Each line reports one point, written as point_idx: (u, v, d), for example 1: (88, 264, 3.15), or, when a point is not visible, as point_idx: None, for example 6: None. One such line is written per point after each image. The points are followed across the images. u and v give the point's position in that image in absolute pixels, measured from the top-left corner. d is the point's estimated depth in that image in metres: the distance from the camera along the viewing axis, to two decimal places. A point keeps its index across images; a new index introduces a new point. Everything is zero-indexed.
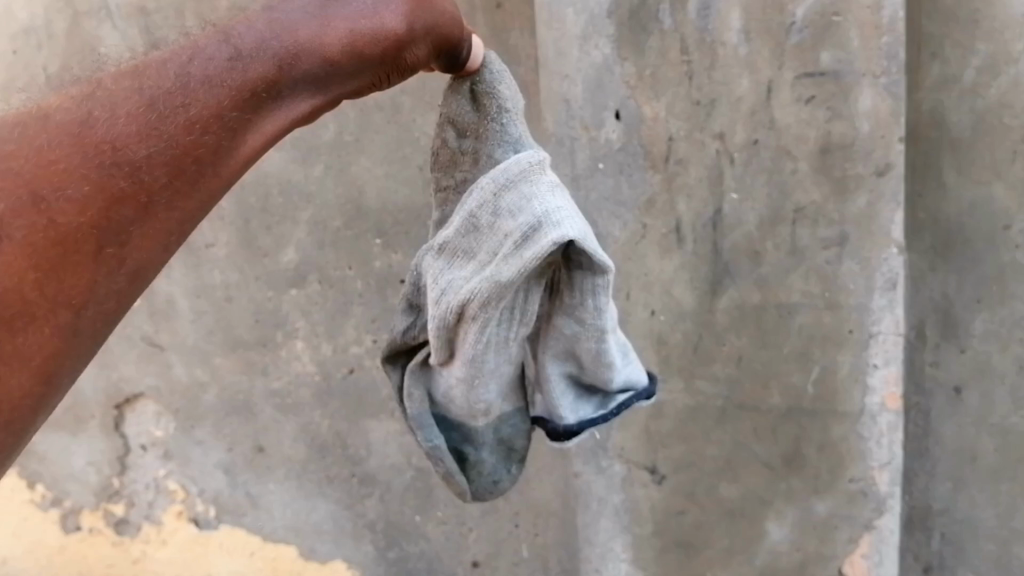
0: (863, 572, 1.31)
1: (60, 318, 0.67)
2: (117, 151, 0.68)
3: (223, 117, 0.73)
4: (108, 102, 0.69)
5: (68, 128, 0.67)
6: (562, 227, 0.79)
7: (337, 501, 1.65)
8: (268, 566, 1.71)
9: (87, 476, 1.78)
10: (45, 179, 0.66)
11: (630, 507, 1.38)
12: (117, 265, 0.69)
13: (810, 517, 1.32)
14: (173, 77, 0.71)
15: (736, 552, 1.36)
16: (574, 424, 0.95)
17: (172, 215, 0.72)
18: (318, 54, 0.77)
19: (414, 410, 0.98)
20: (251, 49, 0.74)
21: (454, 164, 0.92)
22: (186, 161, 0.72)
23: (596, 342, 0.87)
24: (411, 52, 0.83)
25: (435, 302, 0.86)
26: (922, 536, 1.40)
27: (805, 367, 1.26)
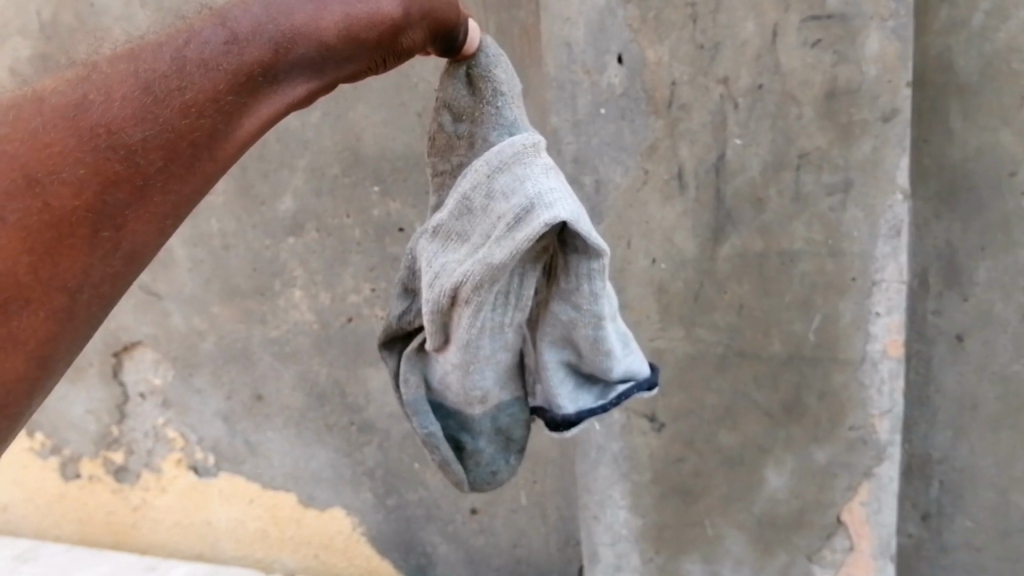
0: (861, 520, 1.33)
1: (56, 303, 0.64)
2: (113, 134, 0.65)
3: (219, 101, 0.70)
4: (103, 85, 0.67)
5: (63, 111, 0.65)
6: (555, 208, 0.77)
7: (337, 449, 1.66)
8: (266, 513, 1.74)
9: (86, 424, 1.80)
10: (39, 163, 0.63)
11: (629, 455, 1.40)
12: (111, 249, 0.67)
13: (810, 465, 1.33)
14: (167, 59, 0.69)
15: (734, 499, 1.38)
16: (574, 414, 0.95)
17: (167, 199, 0.69)
18: (315, 36, 0.74)
19: (410, 396, 0.99)
20: (247, 31, 0.71)
21: (450, 148, 0.93)
22: (181, 144, 0.69)
23: (592, 329, 0.87)
24: (408, 36, 0.81)
25: (430, 286, 0.88)
26: (920, 484, 1.42)
27: (806, 315, 1.25)
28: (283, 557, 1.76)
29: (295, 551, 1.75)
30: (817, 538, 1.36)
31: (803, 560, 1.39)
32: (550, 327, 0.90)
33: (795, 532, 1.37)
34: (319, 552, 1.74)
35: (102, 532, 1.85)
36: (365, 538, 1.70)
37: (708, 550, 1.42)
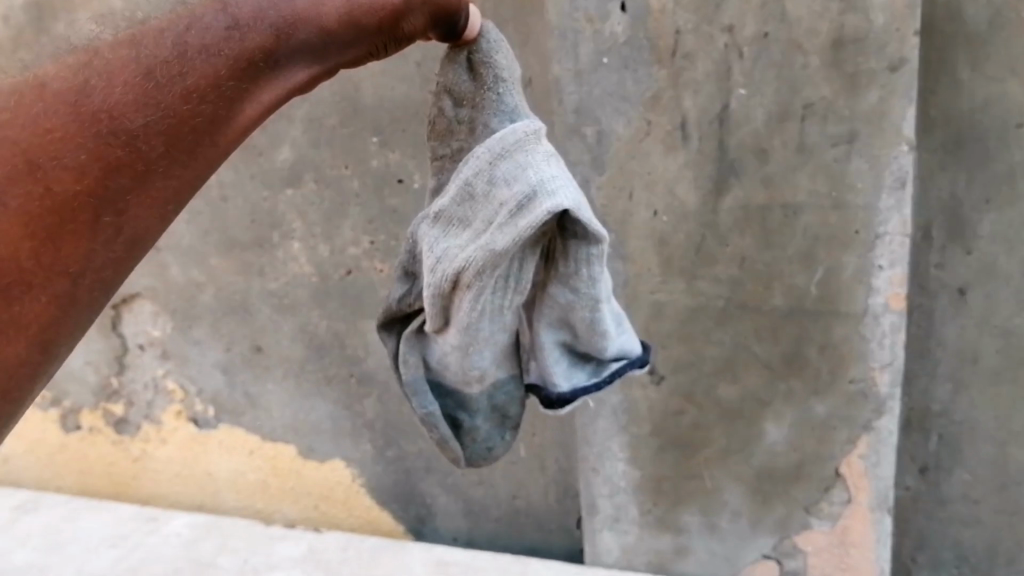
0: (860, 474, 1.35)
1: (57, 289, 0.65)
2: (114, 120, 0.66)
3: (220, 86, 0.71)
4: (105, 70, 0.67)
5: (64, 97, 0.65)
6: (557, 196, 0.81)
7: (336, 401, 1.66)
8: (266, 464, 1.75)
9: (86, 375, 1.80)
10: (41, 150, 0.64)
11: (627, 408, 1.41)
12: (113, 234, 0.68)
13: (809, 418, 1.34)
14: (169, 45, 0.69)
15: (732, 452, 1.40)
16: (567, 391, 0.94)
17: (168, 185, 0.70)
18: (315, 22, 0.75)
19: (409, 375, 0.98)
20: (248, 18, 0.71)
21: (449, 134, 0.90)
22: (182, 130, 0.69)
23: (590, 311, 0.89)
24: (410, 22, 0.80)
25: (432, 270, 0.88)
26: (919, 437, 1.42)
27: (808, 268, 1.24)
28: (283, 508, 1.77)
29: (296, 501, 1.76)
30: (816, 491, 1.38)
31: (799, 511, 1.41)
32: (548, 309, 0.91)
33: (793, 484, 1.39)
34: (318, 503, 1.75)
35: (103, 482, 1.86)
36: (365, 489, 1.71)
37: (705, 502, 1.45)
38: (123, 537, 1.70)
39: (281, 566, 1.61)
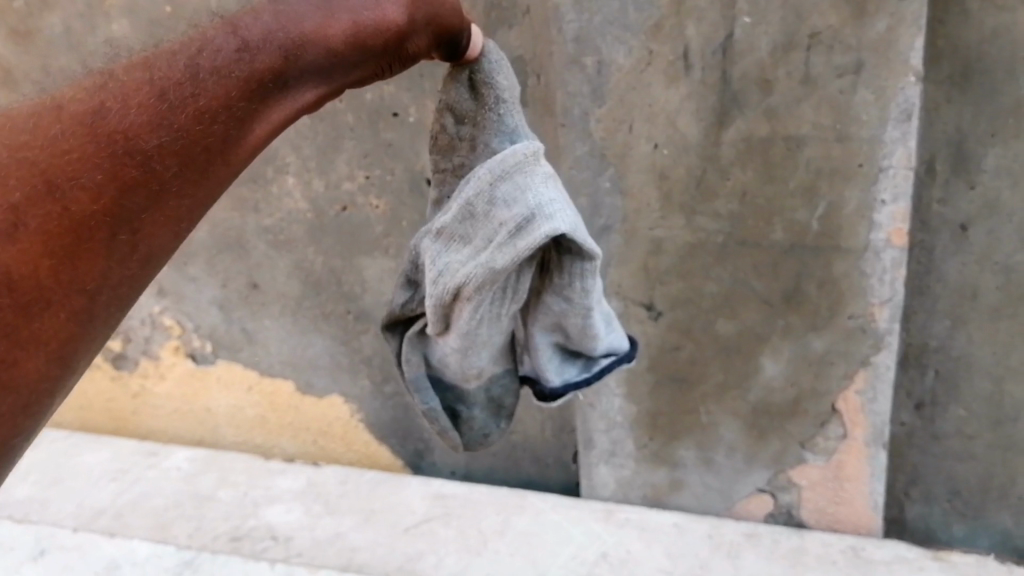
0: (856, 407, 1.36)
1: (74, 304, 0.64)
2: (131, 140, 0.65)
3: (231, 107, 0.70)
4: (121, 93, 0.66)
5: (81, 118, 0.64)
6: (555, 221, 0.82)
7: (333, 337, 1.65)
8: (265, 399, 1.76)
9: None
10: (60, 169, 0.62)
11: None
12: (129, 252, 0.66)
13: (807, 353, 1.34)
14: (181, 68, 0.68)
15: (729, 387, 1.41)
16: (560, 385, 1.01)
17: (182, 203, 0.68)
18: (323, 44, 0.73)
19: (411, 373, 1.04)
20: (258, 39, 0.70)
21: (452, 149, 0.95)
22: (196, 148, 0.68)
23: (583, 318, 0.92)
24: (413, 41, 0.81)
25: (433, 283, 0.89)
26: (916, 373, 1.43)
27: (810, 202, 1.22)
28: (282, 442, 1.79)
29: (294, 436, 1.78)
30: (811, 426, 1.41)
31: (795, 445, 1.43)
32: (541, 315, 0.95)
33: (789, 420, 1.41)
34: (317, 439, 1.76)
35: (102, 418, 1.87)
36: (364, 424, 1.72)
37: (701, 437, 1.47)
38: (123, 470, 1.72)
39: (280, 499, 1.63)
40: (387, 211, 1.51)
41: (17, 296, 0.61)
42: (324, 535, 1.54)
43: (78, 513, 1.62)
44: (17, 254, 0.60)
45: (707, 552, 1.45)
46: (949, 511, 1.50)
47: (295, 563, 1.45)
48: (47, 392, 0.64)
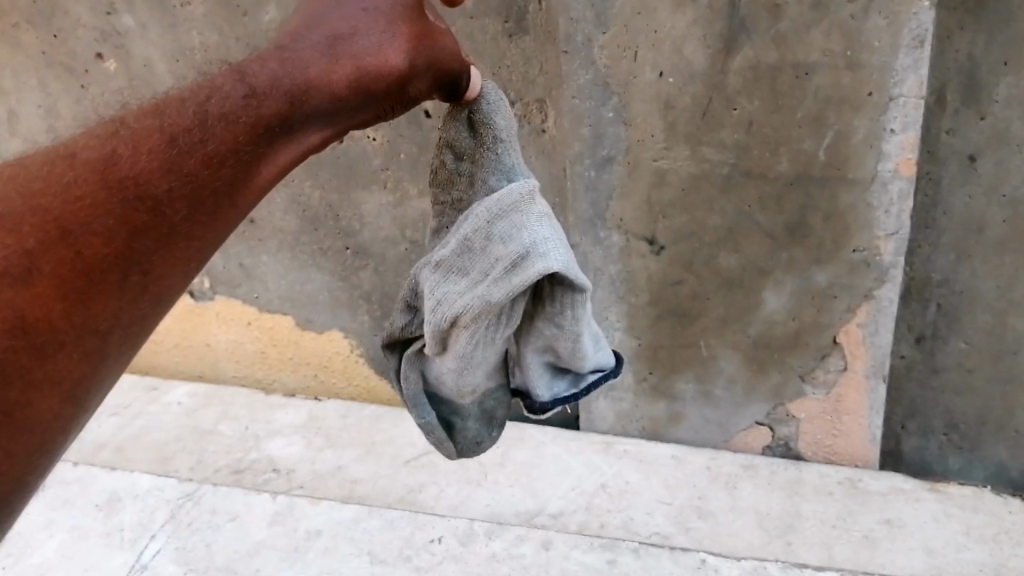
0: (858, 340, 1.37)
1: (78, 345, 0.61)
2: (141, 186, 0.61)
3: (240, 153, 0.65)
4: (131, 138, 0.62)
5: (92, 165, 0.60)
6: (548, 258, 0.82)
7: (332, 273, 1.64)
8: (264, 334, 1.75)
9: None
10: (72, 218, 0.59)
11: (626, 278, 1.41)
12: (138, 295, 0.63)
13: (809, 287, 1.34)
14: (190, 113, 0.63)
15: (731, 321, 1.41)
16: (547, 397, 0.97)
17: (192, 245, 0.64)
18: (327, 88, 0.69)
19: (409, 391, 0.99)
20: (265, 85, 0.66)
21: (450, 184, 0.94)
22: (205, 191, 0.64)
23: (574, 340, 0.90)
24: (416, 84, 0.76)
25: (431, 312, 0.87)
26: (918, 307, 1.42)
27: (818, 132, 1.20)
28: (283, 377, 1.79)
29: (295, 371, 1.78)
30: (813, 359, 1.41)
31: (795, 379, 1.44)
32: (534, 336, 0.92)
33: (790, 353, 1.41)
34: (318, 373, 1.76)
35: None
36: (364, 359, 1.72)
37: (701, 371, 1.47)
38: (126, 404, 1.74)
39: (281, 433, 1.64)
40: (384, 143, 1.46)
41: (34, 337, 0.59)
42: (326, 468, 1.54)
43: (79, 447, 1.62)
44: (28, 298, 0.58)
45: (705, 482, 1.47)
46: (945, 444, 1.52)
47: (296, 495, 1.46)
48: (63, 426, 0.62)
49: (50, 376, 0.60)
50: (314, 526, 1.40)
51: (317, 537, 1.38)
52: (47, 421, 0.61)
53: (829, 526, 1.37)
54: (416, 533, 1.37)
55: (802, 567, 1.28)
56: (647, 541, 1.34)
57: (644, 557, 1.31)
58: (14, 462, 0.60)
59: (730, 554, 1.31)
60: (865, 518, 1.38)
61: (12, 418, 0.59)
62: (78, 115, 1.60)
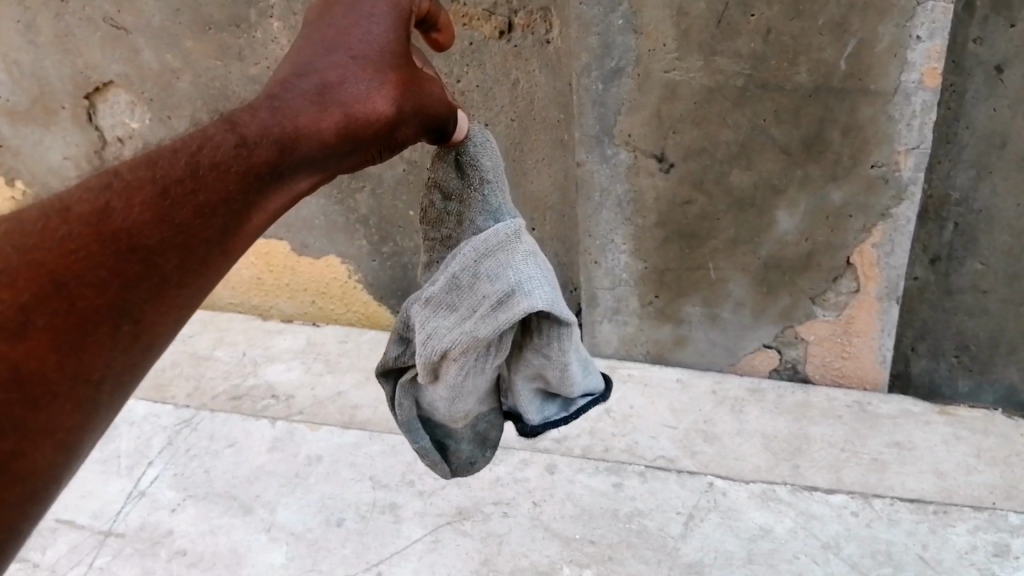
0: (872, 260, 1.33)
1: (66, 401, 0.49)
2: (135, 237, 0.51)
3: (230, 203, 0.56)
4: (123, 189, 0.51)
5: (85, 220, 0.50)
6: (533, 296, 0.79)
7: (327, 196, 1.59)
8: (260, 261, 1.73)
9: (66, 171, 1.74)
10: (67, 272, 0.48)
11: (634, 198, 1.36)
12: (129, 347, 0.51)
13: (824, 205, 1.30)
14: (181, 164, 0.54)
15: (741, 242, 1.36)
16: (536, 421, 0.93)
17: (184, 294, 0.53)
18: (316, 135, 0.61)
19: (402, 417, 0.93)
20: (256, 133, 0.57)
21: (439, 222, 0.91)
22: (197, 240, 0.53)
23: (563, 369, 0.86)
24: (405, 129, 0.68)
25: (420, 347, 0.83)
26: (934, 227, 1.38)
27: (839, 41, 1.14)
28: (278, 303, 1.76)
29: (292, 297, 1.75)
30: (824, 281, 1.38)
31: (805, 301, 1.41)
32: (523, 364, 0.88)
33: (801, 275, 1.38)
34: (316, 299, 1.73)
35: None
36: (362, 285, 1.68)
37: (709, 294, 1.44)
38: None
39: (280, 359, 1.61)
40: None
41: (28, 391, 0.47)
42: (326, 393, 1.51)
43: None
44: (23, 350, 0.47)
45: (711, 406, 1.45)
46: (955, 367, 1.49)
47: (296, 420, 1.44)
48: (47, 492, 0.49)
49: (36, 435, 0.48)
50: (315, 452, 1.38)
51: (318, 463, 1.36)
52: (38, 477, 0.48)
53: (837, 450, 1.34)
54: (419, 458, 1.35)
55: (812, 490, 1.26)
56: (653, 465, 1.32)
57: (650, 481, 1.29)
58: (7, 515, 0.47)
59: (737, 477, 1.29)
60: (874, 442, 1.35)
61: (4, 476, 0.47)
62: (60, 32, 1.55)
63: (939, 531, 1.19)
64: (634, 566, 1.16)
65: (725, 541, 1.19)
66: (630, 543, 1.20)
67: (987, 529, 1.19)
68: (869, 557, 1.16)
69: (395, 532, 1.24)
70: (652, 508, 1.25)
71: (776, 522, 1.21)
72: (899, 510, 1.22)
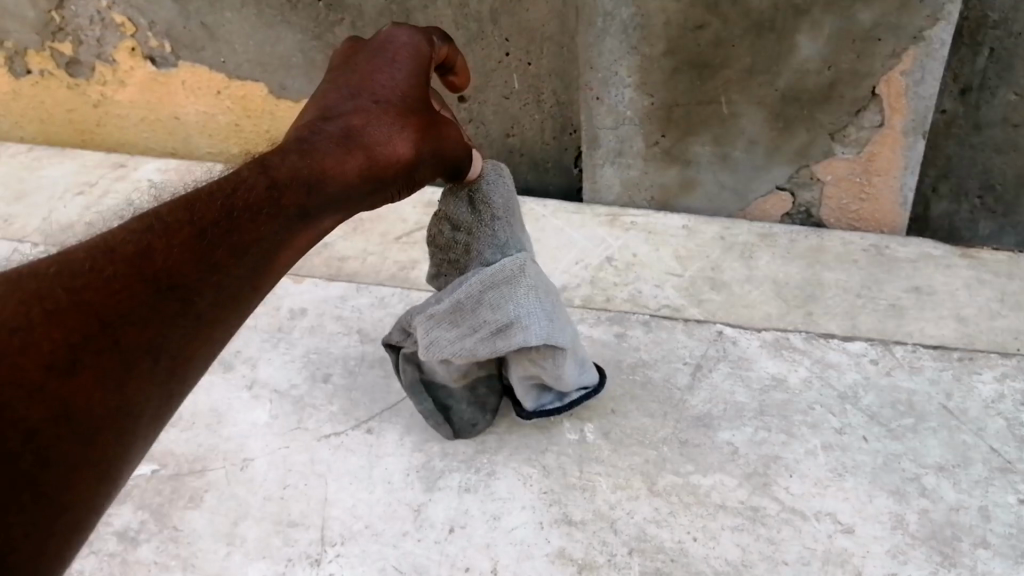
0: (900, 90, 1.22)
1: (112, 429, 0.55)
2: (174, 276, 0.60)
3: (261, 242, 0.67)
4: (164, 233, 0.61)
5: (129, 260, 0.59)
6: (530, 333, 0.98)
7: (303, 31, 1.47)
8: (237, 105, 1.62)
9: (22, 11, 1.59)
10: (115, 309, 0.56)
11: (640, 23, 1.23)
12: (168, 376, 0.59)
13: (851, 29, 1.18)
14: (216, 207, 0.65)
15: (758, 72, 1.25)
16: (533, 409, 1.09)
17: (218, 325, 0.62)
18: (341, 176, 0.74)
19: (408, 381, 1.09)
20: (286, 177, 0.70)
21: (449, 249, 1.06)
22: (230, 277, 0.63)
23: (555, 377, 1.04)
24: (421, 168, 0.83)
25: (423, 349, 1.01)
26: (967, 54, 1.26)
27: None
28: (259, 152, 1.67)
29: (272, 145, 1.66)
30: (846, 115, 1.27)
31: (823, 138, 1.30)
32: (522, 365, 1.06)
33: (820, 108, 1.27)
34: None
35: (66, 132, 1.74)
36: None
37: (720, 131, 1.33)
38: (91, 181, 1.58)
39: None
40: None
41: (79, 424, 0.53)
42: None
43: (44, 230, 1.49)
44: (72, 386, 0.53)
45: (718, 253, 1.34)
46: (978, 209, 1.40)
47: None
48: (87, 519, 0.53)
49: (79, 466, 0.52)
50: (299, 305, 1.30)
51: (302, 317, 1.28)
52: (83, 503, 0.52)
53: (852, 296, 1.25)
54: None
55: (828, 338, 1.19)
56: (659, 314, 1.25)
57: (655, 331, 1.22)
58: (54, 534, 0.51)
59: (748, 324, 1.22)
60: (891, 286, 1.27)
61: (53, 502, 0.51)
62: None
63: (964, 379, 1.13)
64: (639, 420, 1.11)
65: (735, 393, 1.13)
66: (634, 396, 1.14)
67: (1014, 376, 1.13)
68: (888, 407, 1.10)
69: (385, 387, 1.17)
70: (657, 358, 1.18)
71: (790, 372, 1.15)
72: (922, 357, 1.16)
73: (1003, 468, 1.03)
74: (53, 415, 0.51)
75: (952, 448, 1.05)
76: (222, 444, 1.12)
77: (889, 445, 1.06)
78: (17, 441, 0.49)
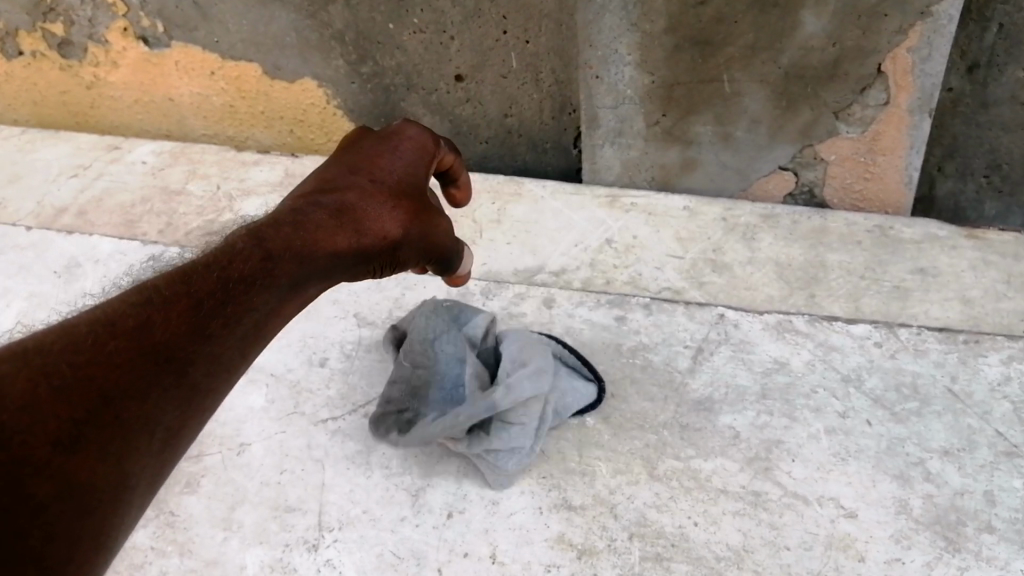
0: (907, 66, 1.20)
1: (109, 503, 0.54)
2: (170, 351, 0.60)
3: (254, 314, 0.67)
4: (162, 305, 0.61)
5: (129, 335, 0.58)
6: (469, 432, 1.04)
7: (297, 10, 1.44)
8: (231, 86, 1.59)
9: None
10: (115, 383, 0.56)
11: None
12: (160, 450, 0.58)
13: (856, 5, 1.15)
14: (213, 279, 0.65)
15: (761, 50, 1.22)
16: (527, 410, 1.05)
17: (207, 400, 0.62)
18: (330, 247, 0.77)
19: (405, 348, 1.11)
20: (279, 250, 0.72)
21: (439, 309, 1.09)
22: (222, 351, 0.63)
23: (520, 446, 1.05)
24: (405, 250, 0.86)
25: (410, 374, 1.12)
26: (976, 30, 1.23)
27: None
28: (256, 133, 1.66)
29: (268, 127, 1.65)
30: (850, 92, 1.25)
31: (827, 116, 1.28)
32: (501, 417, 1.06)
33: (824, 86, 1.25)
34: (294, 129, 1.63)
35: (61, 113, 1.73)
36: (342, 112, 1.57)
37: (722, 110, 1.30)
38: (85, 163, 1.56)
39: (257, 193, 1.48)
40: None
41: (78, 498, 0.52)
42: None
43: (37, 213, 1.47)
44: (75, 462, 0.52)
45: (720, 234, 1.32)
46: (983, 188, 1.38)
47: None
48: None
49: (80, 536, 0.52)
50: None
51: None
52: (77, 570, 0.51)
53: (856, 278, 1.23)
54: (407, 295, 1.25)
55: (831, 320, 1.18)
56: (660, 297, 1.23)
57: (656, 314, 1.20)
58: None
59: (750, 307, 1.20)
60: (895, 267, 1.24)
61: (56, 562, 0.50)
62: None
63: (970, 362, 1.11)
64: (640, 404, 1.09)
65: (737, 376, 1.11)
66: (634, 379, 1.12)
67: (1020, 359, 1.11)
68: (893, 390, 1.08)
69: (382, 370, 1.16)
70: (658, 342, 1.17)
71: (793, 355, 1.13)
72: (926, 339, 1.14)
73: (1009, 452, 1.01)
74: (58, 490, 0.51)
75: (957, 432, 1.04)
76: (217, 429, 1.10)
77: (893, 429, 1.04)
78: (20, 516, 0.49)
